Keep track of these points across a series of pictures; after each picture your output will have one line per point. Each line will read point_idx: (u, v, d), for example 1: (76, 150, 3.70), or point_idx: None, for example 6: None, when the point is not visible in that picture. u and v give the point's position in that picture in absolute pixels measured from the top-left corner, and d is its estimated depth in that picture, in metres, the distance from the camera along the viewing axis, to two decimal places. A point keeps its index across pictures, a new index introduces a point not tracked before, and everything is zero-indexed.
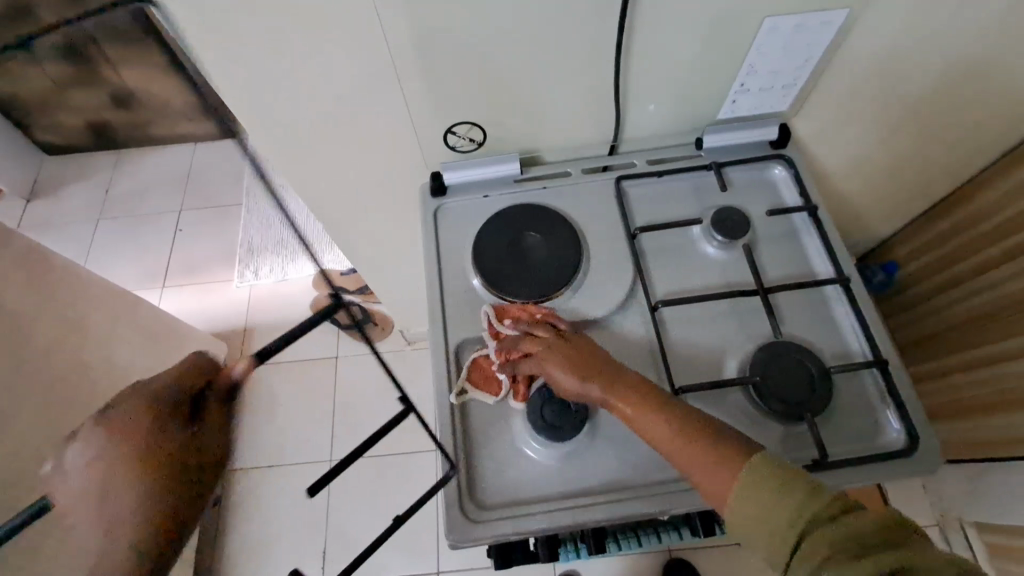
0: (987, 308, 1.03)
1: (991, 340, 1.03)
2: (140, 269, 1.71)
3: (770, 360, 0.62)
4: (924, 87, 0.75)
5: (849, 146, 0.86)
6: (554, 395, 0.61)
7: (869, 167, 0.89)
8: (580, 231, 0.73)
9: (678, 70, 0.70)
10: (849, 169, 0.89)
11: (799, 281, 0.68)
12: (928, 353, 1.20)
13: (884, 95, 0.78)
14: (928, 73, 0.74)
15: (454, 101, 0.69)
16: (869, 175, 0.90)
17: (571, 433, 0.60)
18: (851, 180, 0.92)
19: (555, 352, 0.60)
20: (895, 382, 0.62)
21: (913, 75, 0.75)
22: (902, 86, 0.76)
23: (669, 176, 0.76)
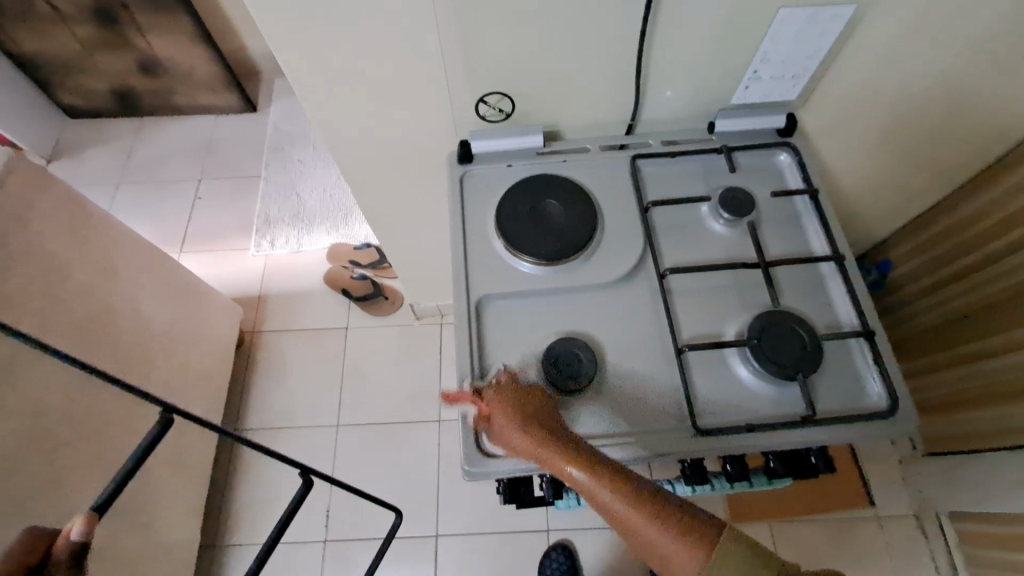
0: (981, 303, 1.07)
1: (986, 334, 1.08)
2: (159, 233, 1.76)
3: (766, 327, 0.68)
4: (926, 84, 0.80)
5: (852, 138, 0.91)
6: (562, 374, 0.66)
7: (870, 157, 0.94)
8: (596, 202, 0.78)
9: (698, 55, 0.74)
10: (850, 161, 0.95)
11: (798, 256, 0.74)
12: (926, 346, 1.25)
13: (890, 89, 0.83)
14: (932, 70, 0.78)
15: (487, 73, 0.74)
16: (871, 163, 0.96)
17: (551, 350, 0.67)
18: (855, 168, 0.97)
19: (504, 399, 0.63)
20: (880, 350, 0.68)
21: (918, 71, 0.79)
22: (906, 82, 0.81)
23: (681, 156, 0.81)
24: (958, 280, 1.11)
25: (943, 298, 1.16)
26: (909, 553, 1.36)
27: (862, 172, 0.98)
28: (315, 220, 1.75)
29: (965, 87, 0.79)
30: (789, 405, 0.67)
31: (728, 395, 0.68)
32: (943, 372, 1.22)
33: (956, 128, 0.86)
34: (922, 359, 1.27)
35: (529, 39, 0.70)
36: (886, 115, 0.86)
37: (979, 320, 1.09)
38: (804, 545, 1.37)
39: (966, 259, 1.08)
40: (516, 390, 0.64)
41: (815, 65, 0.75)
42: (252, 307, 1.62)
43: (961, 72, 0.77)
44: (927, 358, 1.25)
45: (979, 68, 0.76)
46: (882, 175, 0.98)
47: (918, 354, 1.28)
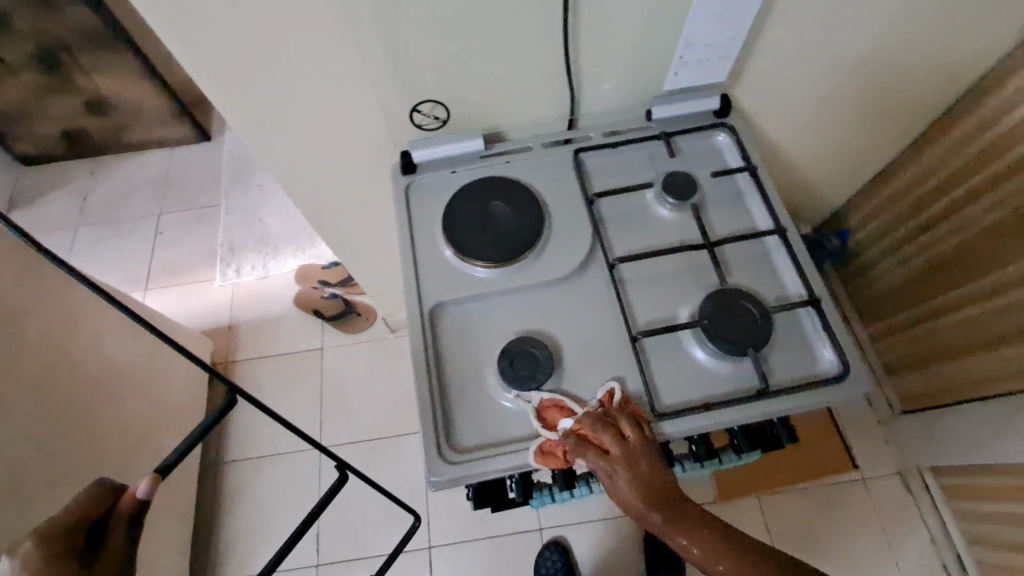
0: None
1: None
2: (123, 273, 1.73)
3: (717, 306, 0.69)
4: (854, 42, 0.85)
5: (784, 100, 0.94)
6: (519, 375, 0.66)
7: (819, 120, 1.00)
8: (542, 200, 0.79)
9: (626, 44, 0.75)
10: (783, 119, 0.98)
11: (743, 233, 0.75)
12: None
13: (823, 54, 0.86)
14: (860, 32, 0.83)
15: (418, 82, 0.73)
16: (824, 125, 1.02)
17: (513, 345, 0.68)
18: (806, 133, 1.03)
19: (627, 478, 0.59)
20: (828, 317, 0.69)
21: (845, 35, 0.83)
22: (826, 40, 0.84)
23: (623, 146, 0.82)
24: (927, 230, 1.18)
25: (915, 252, 1.22)
26: (897, 512, 1.38)
27: (818, 134, 1.04)
28: (280, 244, 1.73)
29: (895, 38, 0.85)
30: (746, 381, 0.68)
31: (685, 377, 0.68)
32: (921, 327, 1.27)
33: (888, 73, 0.93)
34: (900, 316, 1.33)
35: (456, 44, 0.70)
36: (825, 80, 0.91)
37: None
38: (793, 515, 1.40)
39: (934, 208, 1.15)
40: (630, 449, 0.60)
41: (738, 46, 0.76)
42: (223, 338, 1.59)
43: (888, 27, 0.83)
44: None
45: (905, 19, 0.83)
46: (836, 132, 1.05)
47: (898, 310, 1.34)
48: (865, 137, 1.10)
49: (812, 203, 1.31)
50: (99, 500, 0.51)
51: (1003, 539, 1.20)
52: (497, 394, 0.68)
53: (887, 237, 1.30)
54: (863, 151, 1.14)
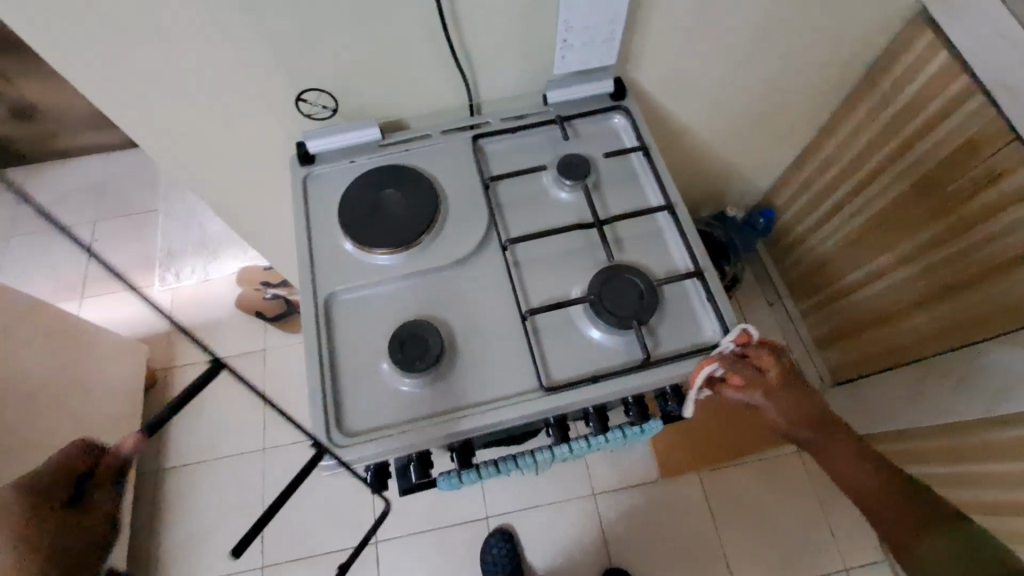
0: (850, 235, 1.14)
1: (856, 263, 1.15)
2: (56, 283, 1.69)
3: (605, 282, 0.71)
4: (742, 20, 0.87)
5: (684, 80, 0.96)
6: (406, 356, 0.67)
7: (727, 100, 1.04)
8: (439, 186, 0.79)
9: (510, 28, 0.76)
10: (687, 98, 1.00)
11: (634, 210, 0.77)
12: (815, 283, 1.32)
13: (716, 33, 0.88)
14: (748, 12, 0.87)
15: (303, 72, 0.73)
16: (733, 104, 1.06)
17: (404, 327, 0.69)
18: (715, 112, 1.07)
19: (778, 397, 0.66)
20: (711, 288, 0.71)
21: (734, 14, 0.86)
22: (714, 20, 0.86)
23: (522, 130, 0.84)
24: (845, 204, 1.24)
25: (836, 227, 1.28)
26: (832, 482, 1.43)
27: (730, 114, 1.08)
28: (221, 246, 1.71)
29: (783, 16, 0.89)
30: (634, 352, 0.70)
31: (576, 352, 0.70)
32: (843, 298, 1.32)
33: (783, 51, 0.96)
34: (825, 290, 1.38)
35: (334, 32, 0.70)
36: (723, 58, 0.94)
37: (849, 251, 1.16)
38: (733, 489, 1.43)
39: (847, 183, 1.21)
40: (774, 375, 0.66)
41: (618, 26, 0.76)
42: (162, 344, 1.57)
43: (775, 5, 0.87)
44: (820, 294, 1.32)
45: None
46: (745, 113, 1.09)
47: (824, 284, 1.39)
48: (773, 117, 1.13)
49: (734, 183, 1.35)
50: None
51: None
52: (388, 378, 0.69)
53: (810, 214, 1.35)
54: (773, 129, 1.18)
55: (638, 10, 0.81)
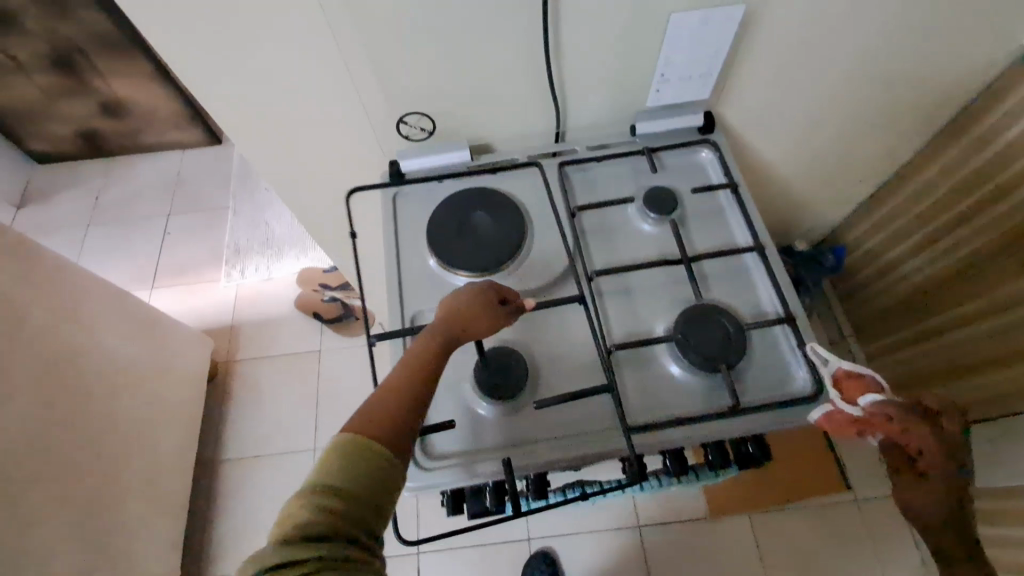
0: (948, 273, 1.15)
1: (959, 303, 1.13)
2: (131, 272, 1.77)
3: (691, 321, 0.70)
4: (841, 58, 0.85)
5: (771, 116, 0.94)
6: (492, 382, 0.68)
7: (811, 137, 1.02)
8: (525, 212, 0.80)
9: (607, 61, 0.76)
10: (771, 132, 0.98)
11: (721, 250, 0.76)
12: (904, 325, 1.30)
13: (810, 72, 0.87)
14: (846, 53, 0.85)
15: (405, 95, 0.76)
16: (817, 141, 1.04)
17: (492, 353, 0.70)
18: (796, 148, 1.05)
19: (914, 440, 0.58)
20: (803, 336, 0.69)
21: (831, 54, 0.84)
22: (812, 58, 0.85)
23: (607, 160, 0.84)
24: (924, 247, 1.19)
25: (913, 270, 1.23)
26: (892, 533, 1.36)
27: (813, 150, 1.06)
28: (284, 246, 1.77)
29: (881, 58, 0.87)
30: (719, 396, 0.69)
31: (660, 391, 0.70)
32: (917, 344, 1.27)
33: (878, 89, 0.93)
34: (898, 333, 1.33)
35: (440, 58, 0.72)
36: (814, 97, 0.92)
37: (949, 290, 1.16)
38: (784, 532, 1.38)
39: (928, 226, 1.17)
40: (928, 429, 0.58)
41: (718, 63, 0.77)
42: (224, 338, 1.63)
43: (878, 45, 0.85)
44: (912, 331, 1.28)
45: (888, 37, 0.83)
46: (829, 149, 1.07)
47: (896, 327, 1.34)
48: (856, 154, 1.10)
49: (806, 218, 1.32)
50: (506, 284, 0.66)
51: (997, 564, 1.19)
52: (473, 402, 0.70)
53: (884, 254, 1.30)
54: (855, 166, 1.15)
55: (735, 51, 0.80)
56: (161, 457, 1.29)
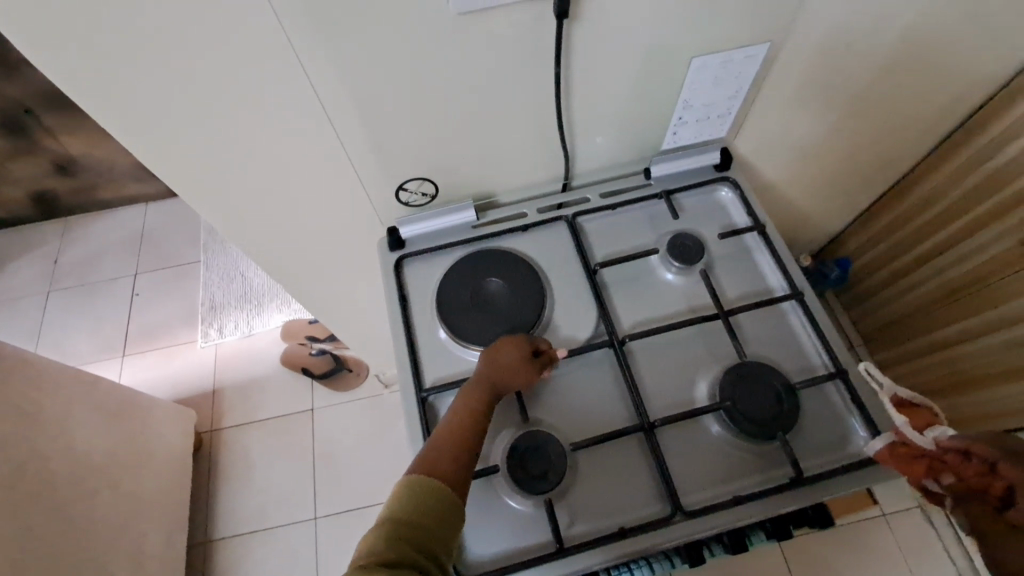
0: (961, 283, 1.12)
1: (976, 314, 1.10)
2: (99, 341, 1.64)
3: (737, 383, 0.63)
4: (856, 79, 0.82)
5: (783, 141, 0.90)
6: (524, 471, 0.60)
7: (820, 157, 0.98)
8: (541, 272, 0.73)
9: (622, 104, 0.70)
10: (781, 157, 0.94)
11: (757, 299, 0.70)
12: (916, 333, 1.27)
13: (825, 93, 0.83)
14: (861, 72, 0.81)
15: (402, 158, 0.68)
16: (828, 160, 1.00)
17: (520, 439, 0.61)
18: (805, 170, 1.01)
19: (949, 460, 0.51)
20: (856, 389, 0.64)
21: (847, 73, 0.80)
22: (826, 82, 0.81)
23: (622, 207, 0.78)
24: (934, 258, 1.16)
25: (923, 279, 1.20)
26: (925, 547, 1.32)
27: (824, 169, 1.02)
28: (265, 299, 1.66)
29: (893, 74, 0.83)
30: (775, 464, 0.62)
31: (711, 464, 0.62)
32: (932, 355, 1.24)
33: (890, 106, 0.90)
34: (911, 344, 1.30)
35: (441, 117, 0.65)
36: (828, 117, 0.88)
37: (962, 301, 1.13)
38: (815, 557, 1.34)
39: (937, 236, 1.13)
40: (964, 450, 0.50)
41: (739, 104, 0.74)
42: (207, 405, 1.52)
43: (895, 64, 0.81)
44: (926, 342, 1.25)
45: (905, 56, 0.80)
46: (838, 168, 1.03)
47: (908, 338, 1.31)
48: (864, 170, 1.07)
49: (811, 234, 1.28)
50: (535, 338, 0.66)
51: None
52: (504, 496, 0.61)
53: (892, 264, 1.28)
54: (861, 181, 1.11)
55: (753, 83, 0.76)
56: (147, 552, 1.17)
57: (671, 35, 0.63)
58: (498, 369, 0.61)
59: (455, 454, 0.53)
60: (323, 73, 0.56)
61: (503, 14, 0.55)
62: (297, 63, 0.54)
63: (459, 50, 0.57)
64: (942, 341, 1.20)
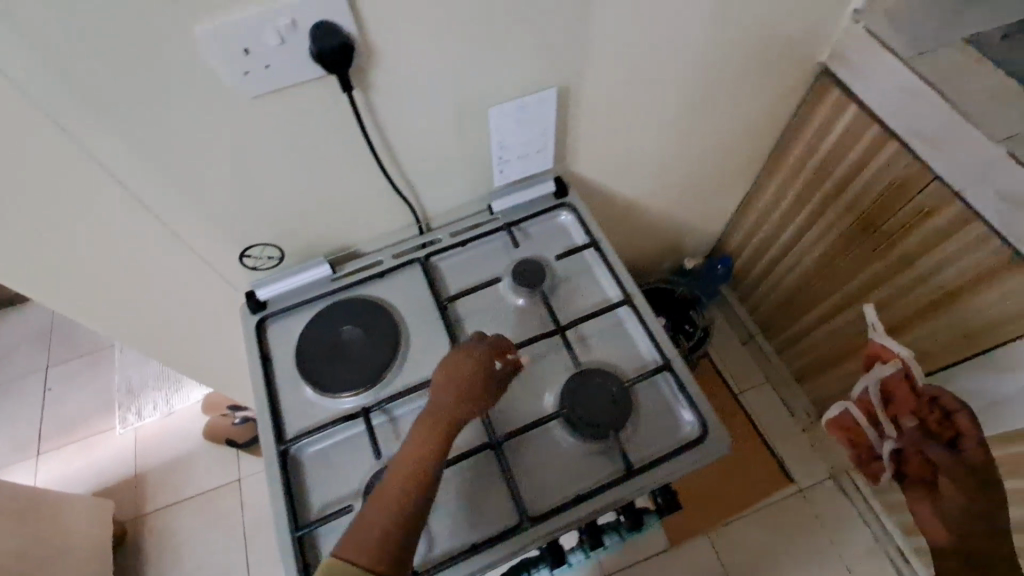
0: (816, 266, 1.23)
1: (833, 290, 1.21)
2: (8, 442, 1.58)
3: (575, 390, 0.69)
4: (666, 102, 0.92)
5: (620, 160, 0.99)
6: None
7: (660, 170, 1.08)
8: (397, 314, 0.78)
9: (444, 152, 0.76)
10: (626, 174, 1.04)
11: (595, 309, 0.77)
12: (796, 313, 1.38)
13: (640, 117, 0.92)
14: (664, 96, 0.90)
15: (242, 226, 0.72)
16: (667, 172, 1.10)
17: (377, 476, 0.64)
18: (654, 181, 1.11)
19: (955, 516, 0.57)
20: (682, 379, 0.71)
21: (656, 99, 0.90)
22: (641, 107, 0.90)
23: (471, 242, 0.84)
24: (792, 244, 1.28)
25: (789, 263, 1.32)
26: (837, 513, 1.41)
27: (669, 180, 1.12)
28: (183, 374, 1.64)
29: (700, 93, 0.94)
30: (615, 459, 0.67)
31: (559, 469, 0.67)
32: (812, 332, 1.34)
33: (709, 117, 1.01)
34: (794, 326, 1.40)
35: (269, 187, 0.69)
36: (652, 135, 0.97)
37: (820, 282, 1.24)
38: (743, 541, 1.40)
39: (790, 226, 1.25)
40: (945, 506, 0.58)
41: (549, 139, 0.81)
42: (129, 491, 1.47)
43: (698, 84, 0.92)
44: (804, 321, 1.35)
45: (702, 76, 0.91)
46: (685, 175, 1.14)
47: (791, 320, 1.41)
48: (711, 173, 1.18)
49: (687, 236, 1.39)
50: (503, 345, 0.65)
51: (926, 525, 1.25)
52: None
53: (764, 254, 1.39)
54: (713, 183, 1.23)
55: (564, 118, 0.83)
56: None
57: (471, 90, 0.70)
58: (461, 380, 0.61)
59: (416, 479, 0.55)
60: (135, 162, 0.60)
61: (296, 92, 0.60)
62: (106, 157, 0.58)
63: (266, 128, 0.63)
64: (815, 318, 1.31)
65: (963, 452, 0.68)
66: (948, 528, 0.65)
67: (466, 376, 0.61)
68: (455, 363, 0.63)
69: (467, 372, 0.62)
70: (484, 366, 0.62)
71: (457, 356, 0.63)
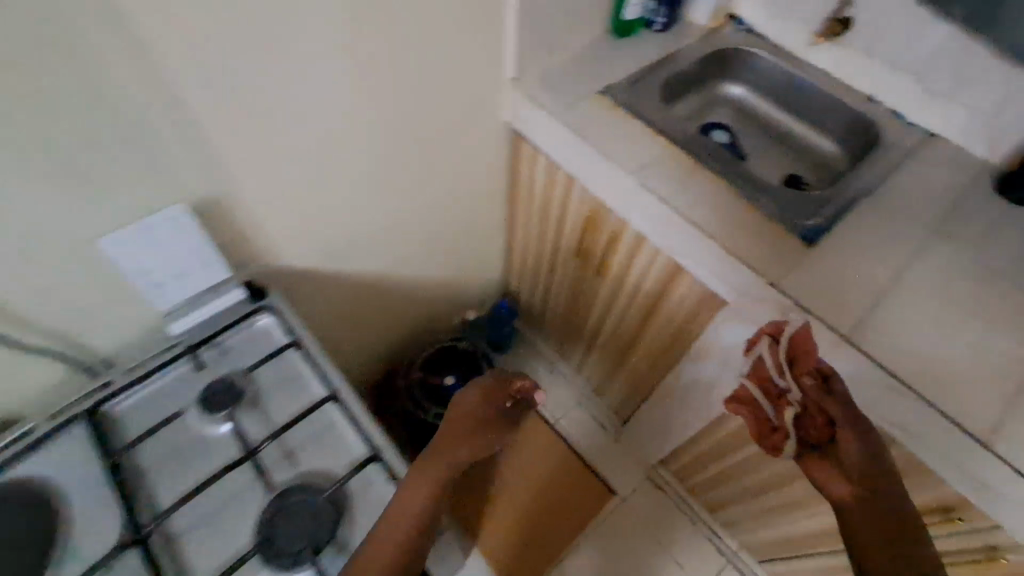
0: (573, 292, 1.33)
1: (591, 310, 1.32)
2: None
3: (274, 519, 0.64)
4: (355, 183, 0.93)
5: (334, 243, 0.98)
6: None
7: (388, 239, 1.09)
8: (51, 490, 0.66)
9: (81, 301, 0.74)
10: (350, 253, 1.03)
11: (299, 414, 0.72)
12: (576, 336, 1.48)
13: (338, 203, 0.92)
14: (350, 182, 0.92)
15: None
16: (402, 242, 1.11)
17: None
18: (389, 252, 1.12)
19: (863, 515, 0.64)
20: (393, 464, 0.69)
21: (340, 182, 0.90)
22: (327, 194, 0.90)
23: (152, 376, 0.75)
24: (551, 276, 1.37)
25: (555, 293, 1.41)
26: (656, 508, 1.51)
27: (404, 250, 1.14)
28: None
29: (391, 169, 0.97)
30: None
31: None
32: (592, 349, 1.44)
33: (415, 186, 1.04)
34: (579, 347, 1.50)
35: None
36: (364, 214, 0.98)
37: (581, 305, 1.34)
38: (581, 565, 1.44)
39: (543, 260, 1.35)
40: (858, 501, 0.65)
41: (205, 247, 0.76)
42: None
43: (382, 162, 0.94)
44: (584, 341, 1.46)
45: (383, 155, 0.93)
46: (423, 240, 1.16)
47: (575, 342, 1.50)
48: (449, 232, 1.22)
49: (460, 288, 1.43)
50: (506, 385, 0.82)
51: (719, 502, 1.37)
52: None
53: (537, 288, 1.48)
54: (458, 239, 1.28)
55: (212, 228, 0.80)
56: None
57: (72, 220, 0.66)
58: (470, 402, 0.78)
59: (425, 493, 0.64)
60: None
61: None
62: None
63: None
64: (590, 336, 1.41)
65: (836, 393, 0.71)
66: (849, 485, 0.67)
67: (475, 403, 0.78)
68: (485, 391, 0.80)
69: (475, 401, 0.78)
70: (489, 403, 0.78)
71: (461, 403, 0.78)
